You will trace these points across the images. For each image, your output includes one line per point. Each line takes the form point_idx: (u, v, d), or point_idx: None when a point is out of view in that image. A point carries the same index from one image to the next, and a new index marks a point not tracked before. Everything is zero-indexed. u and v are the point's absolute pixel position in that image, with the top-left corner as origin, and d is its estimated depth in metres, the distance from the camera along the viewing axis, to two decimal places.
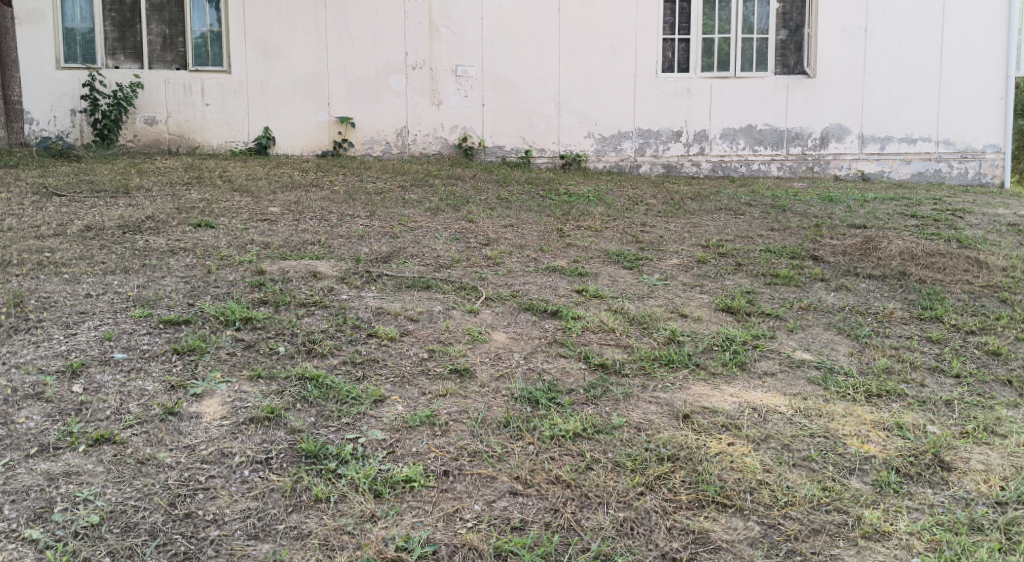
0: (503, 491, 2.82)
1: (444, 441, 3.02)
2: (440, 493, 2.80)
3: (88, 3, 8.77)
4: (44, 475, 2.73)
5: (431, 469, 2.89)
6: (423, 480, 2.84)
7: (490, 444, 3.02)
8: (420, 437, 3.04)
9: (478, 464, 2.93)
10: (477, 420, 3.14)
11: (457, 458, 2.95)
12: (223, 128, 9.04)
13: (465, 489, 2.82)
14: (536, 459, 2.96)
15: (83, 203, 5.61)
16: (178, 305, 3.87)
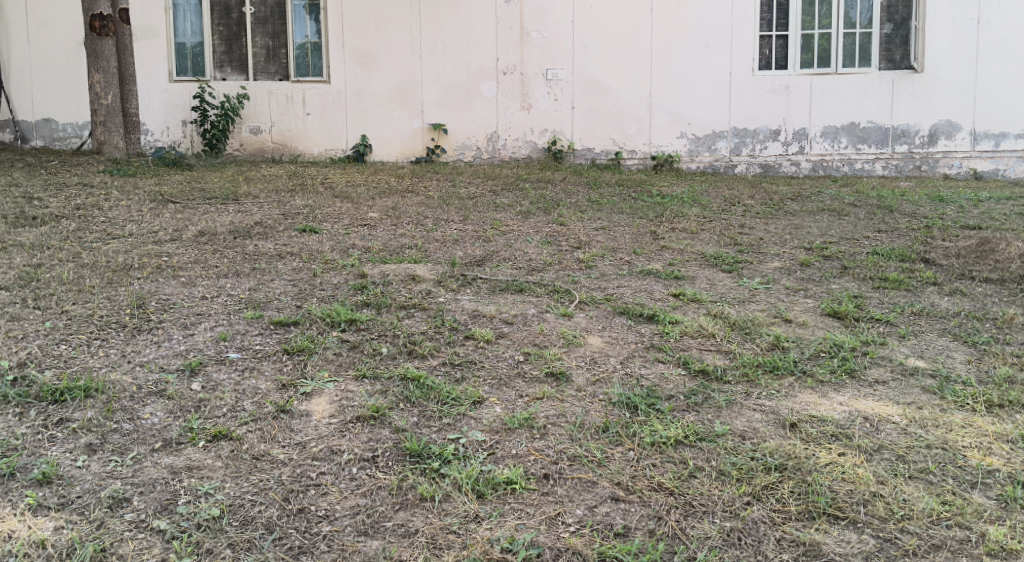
0: (605, 496, 2.82)
1: (543, 444, 3.05)
2: (542, 496, 2.82)
3: (198, 17, 9.14)
4: (168, 469, 2.83)
5: (532, 472, 2.92)
6: (524, 483, 2.87)
7: (590, 449, 3.03)
8: (520, 439, 3.07)
9: (579, 468, 2.94)
10: (575, 425, 3.16)
11: (558, 461, 2.97)
12: (323, 136, 9.29)
13: (566, 493, 2.84)
14: (638, 466, 2.95)
15: (195, 209, 5.85)
16: (286, 308, 4.00)
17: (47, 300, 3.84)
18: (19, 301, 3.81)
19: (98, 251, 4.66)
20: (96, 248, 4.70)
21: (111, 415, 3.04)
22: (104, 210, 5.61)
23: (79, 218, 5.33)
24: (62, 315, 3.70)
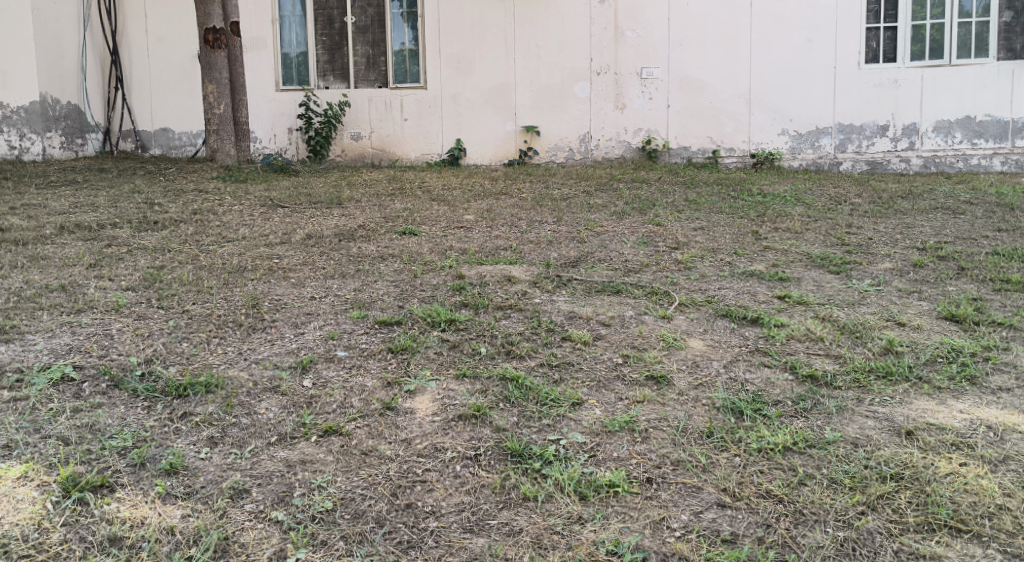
0: (711, 502, 2.80)
1: (645, 447, 3.04)
2: (645, 500, 2.82)
3: (303, 28, 9.42)
4: (284, 462, 2.93)
5: (635, 475, 2.92)
6: (627, 486, 2.86)
7: (694, 454, 3.01)
8: (621, 442, 3.07)
9: (683, 473, 2.92)
10: (678, 429, 3.14)
11: (660, 465, 2.96)
12: (420, 141, 9.46)
13: (671, 497, 2.82)
14: (745, 472, 2.91)
15: (302, 213, 6.04)
16: (389, 308, 4.09)
17: (169, 301, 4.02)
18: (145, 301, 4.00)
19: (213, 254, 4.86)
20: (212, 251, 4.90)
21: (230, 409, 3.16)
22: (218, 215, 5.84)
23: (196, 222, 5.57)
24: (184, 315, 3.87)
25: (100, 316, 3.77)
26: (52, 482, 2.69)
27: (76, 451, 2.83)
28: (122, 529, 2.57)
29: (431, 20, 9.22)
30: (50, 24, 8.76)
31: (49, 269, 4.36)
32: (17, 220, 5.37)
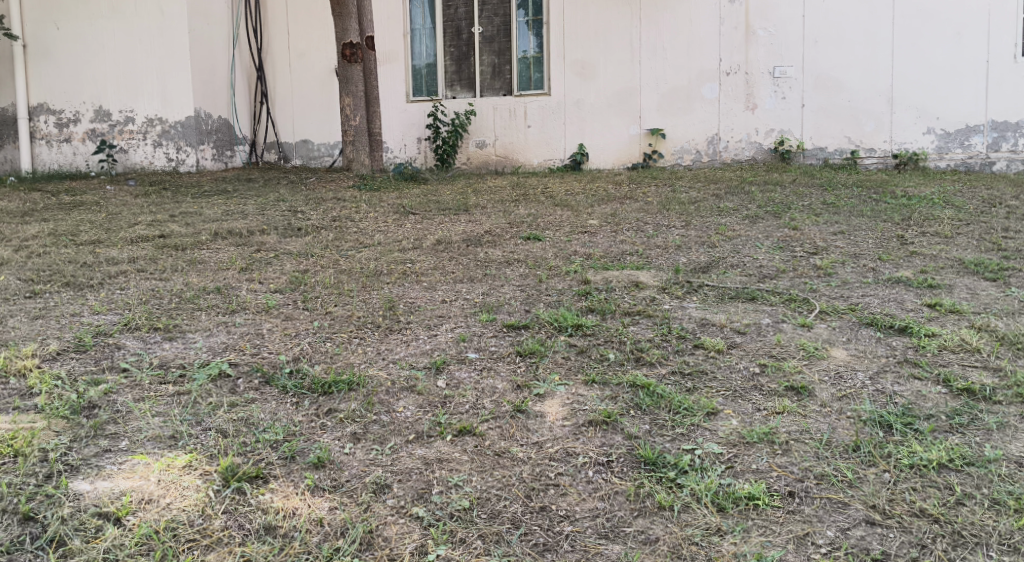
0: (859, 519, 2.73)
1: (786, 460, 2.97)
2: (788, 514, 2.76)
3: (433, 40, 9.65)
4: (421, 460, 2.99)
5: (775, 488, 2.86)
6: (768, 499, 2.81)
7: (839, 468, 2.92)
8: (760, 454, 3.01)
9: (828, 487, 2.85)
10: (822, 442, 3.05)
11: (803, 478, 2.89)
12: (542, 147, 9.54)
13: (815, 512, 2.76)
14: (895, 489, 2.82)
15: (432, 220, 6.17)
16: (517, 312, 4.13)
17: (314, 302, 4.20)
18: (291, 303, 4.19)
19: (352, 258, 5.04)
20: (351, 256, 5.08)
21: (371, 407, 3.27)
22: (355, 221, 6.05)
23: (335, 229, 5.78)
24: (327, 316, 4.03)
25: (252, 316, 3.97)
26: (213, 472, 2.84)
27: (233, 443, 2.98)
28: (275, 518, 2.70)
29: (557, 27, 9.27)
30: (205, 43, 9.31)
31: (205, 272, 4.63)
32: (176, 227, 5.72)
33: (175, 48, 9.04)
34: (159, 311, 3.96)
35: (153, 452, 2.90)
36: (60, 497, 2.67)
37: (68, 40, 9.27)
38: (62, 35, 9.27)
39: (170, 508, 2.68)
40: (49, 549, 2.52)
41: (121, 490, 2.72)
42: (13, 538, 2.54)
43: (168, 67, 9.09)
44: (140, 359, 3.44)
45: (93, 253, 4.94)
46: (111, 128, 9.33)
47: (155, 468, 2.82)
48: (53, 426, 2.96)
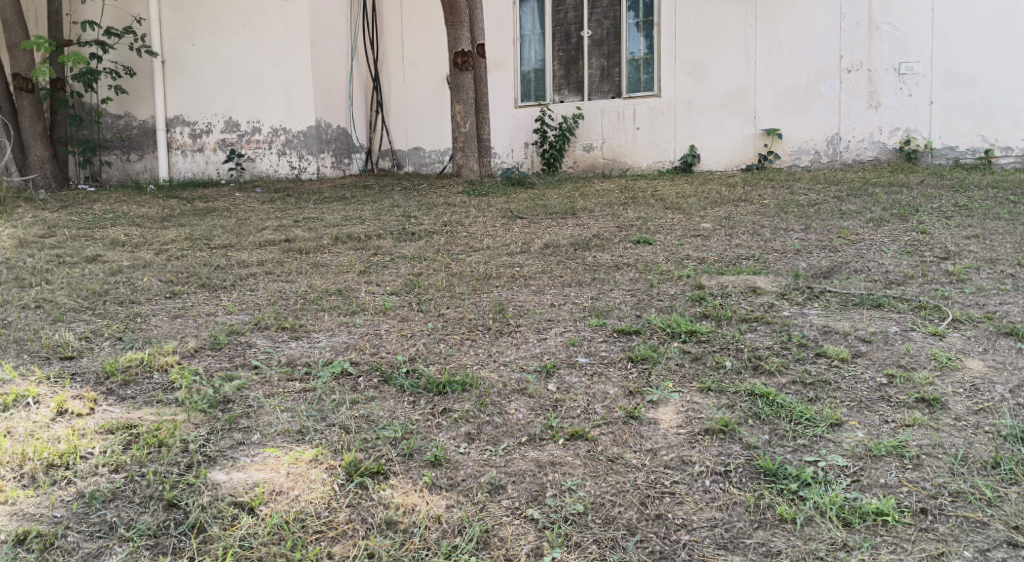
0: (999, 540, 2.67)
1: (917, 475, 2.90)
2: (920, 532, 2.71)
3: (542, 45, 9.73)
4: (535, 462, 3.02)
5: (906, 504, 2.80)
6: (898, 516, 2.76)
7: (976, 486, 2.84)
8: (889, 468, 2.93)
9: (964, 506, 2.78)
10: (957, 457, 2.96)
11: (937, 495, 2.82)
12: (651, 149, 9.47)
13: (950, 531, 2.71)
14: None
15: (540, 224, 6.21)
16: (628, 317, 4.05)
17: (428, 305, 4.30)
18: (407, 305, 4.30)
19: (463, 262, 5.11)
20: (461, 260, 5.16)
21: (484, 407, 3.30)
22: (466, 226, 6.14)
23: (446, 233, 5.88)
24: (440, 318, 4.10)
25: (371, 317, 4.09)
26: (337, 466, 2.95)
27: (355, 439, 3.09)
28: (396, 513, 2.78)
29: (669, 28, 9.19)
30: (328, 56, 9.66)
31: (327, 275, 4.80)
32: (299, 232, 5.93)
33: (301, 62, 9.43)
34: (286, 311, 4.13)
35: (282, 445, 3.03)
36: (200, 486, 2.81)
37: (201, 54, 9.63)
38: (197, 50, 9.63)
39: (298, 500, 2.80)
40: (191, 535, 2.67)
41: (254, 481, 2.86)
42: (159, 523, 2.69)
43: (292, 84, 9.49)
44: (269, 357, 3.60)
45: (226, 256, 5.18)
46: (239, 139, 9.71)
47: (284, 460, 2.95)
48: (193, 419, 3.13)
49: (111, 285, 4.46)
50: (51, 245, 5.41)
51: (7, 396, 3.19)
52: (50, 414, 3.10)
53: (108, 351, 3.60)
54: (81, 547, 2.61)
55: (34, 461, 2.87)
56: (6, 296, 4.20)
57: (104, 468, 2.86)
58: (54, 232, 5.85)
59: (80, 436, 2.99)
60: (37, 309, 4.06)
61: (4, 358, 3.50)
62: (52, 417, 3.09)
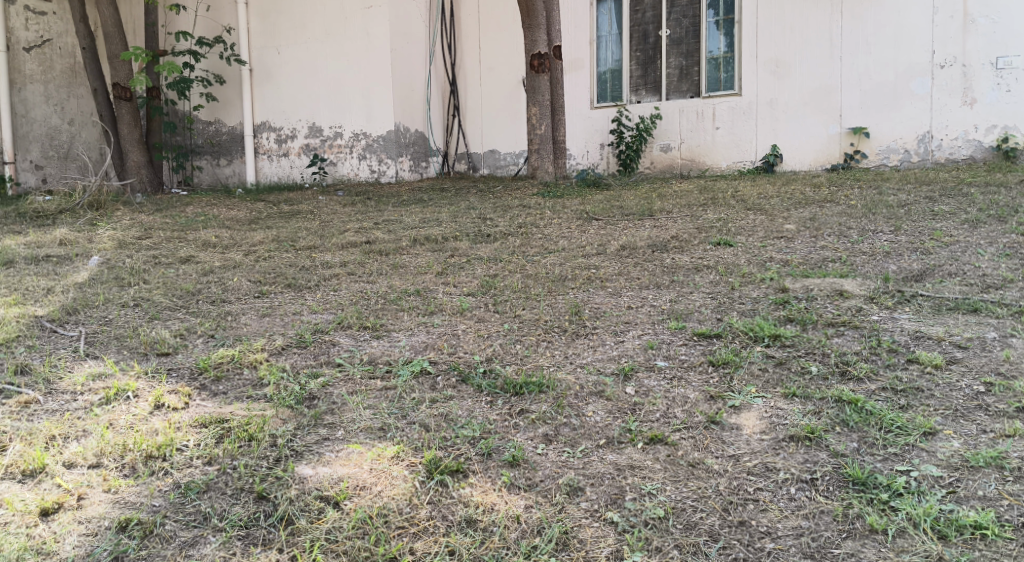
0: None
1: (1018, 488, 2.82)
2: (1021, 548, 2.65)
3: (619, 45, 9.71)
4: (613, 465, 3.03)
5: (1006, 518, 2.74)
6: (998, 529, 2.70)
7: None
8: (987, 480, 2.87)
9: None
10: None
11: None
12: (731, 149, 9.31)
13: None
14: None
15: (617, 225, 6.19)
16: (708, 320, 3.99)
17: (504, 306, 4.32)
18: (484, 306, 4.34)
19: (538, 264, 5.12)
20: (537, 261, 5.18)
21: (561, 409, 3.31)
22: (541, 228, 6.16)
23: (522, 235, 5.91)
24: (516, 319, 4.12)
25: (449, 318, 4.15)
26: (418, 464, 3.00)
27: (435, 437, 3.13)
28: (476, 512, 2.82)
29: (749, 25, 9.03)
30: (407, 62, 9.76)
31: (406, 276, 4.88)
32: (379, 234, 6.05)
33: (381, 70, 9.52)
34: (368, 311, 4.22)
35: (365, 442, 3.10)
36: (288, 480, 2.90)
37: (287, 62, 9.95)
38: (282, 59, 9.96)
39: (381, 495, 2.86)
40: (279, 527, 2.75)
41: (339, 476, 2.93)
42: (249, 514, 2.78)
43: (371, 88, 9.61)
44: (352, 355, 3.68)
45: (310, 258, 5.31)
46: (322, 143, 9.98)
47: (367, 457, 3.01)
48: (281, 414, 3.22)
49: (204, 285, 4.62)
50: (147, 246, 5.62)
51: (108, 390, 3.32)
52: (149, 408, 3.23)
53: (201, 348, 3.73)
54: (178, 536, 2.71)
55: (134, 451, 2.99)
56: (107, 295, 4.37)
57: (199, 460, 2.97)
58: (150, 234, 6.08)
59: (176, 429, 3.10)
60: (135, 307, 4.23)
61: (105, 353, 3.66)
62: (150, 411, 3.21)
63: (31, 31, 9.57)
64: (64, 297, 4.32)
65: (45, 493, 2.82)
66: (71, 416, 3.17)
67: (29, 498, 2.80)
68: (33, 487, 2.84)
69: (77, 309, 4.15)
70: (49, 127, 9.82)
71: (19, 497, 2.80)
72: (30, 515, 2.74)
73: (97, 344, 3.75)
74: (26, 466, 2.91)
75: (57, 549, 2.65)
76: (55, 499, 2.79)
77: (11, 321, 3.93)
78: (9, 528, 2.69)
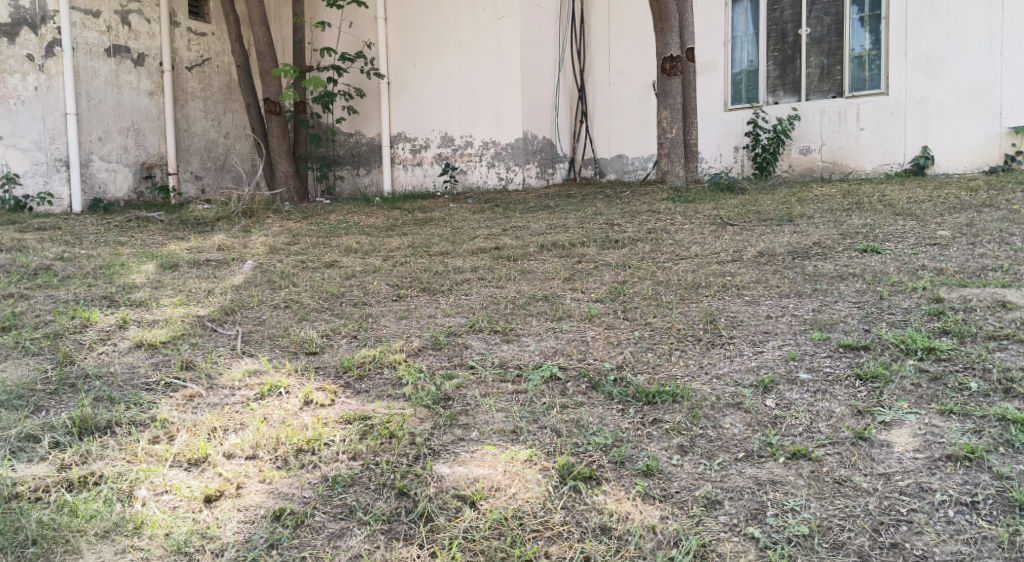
0: None
1: None
2: None
3: (755, 46, 9.37)
4: (753, 479, 2.90)
5: None
6: None
7: None
8: None
9: None
10: None
11: None
12: (877, 151, 8.80)
13: None
14: None
15: (753, 231, 6.00)
16: (855, 331, 3.79)
17: (634, 313, 4.23)
18: (613, 312, 4.25)
19: (670, 270, 5.01)
20: (668, 268, 5.05)
21: (697, 420, 3.19)
22: (672, 233, 6.04)
23: (652, 241, 5.80)
24: (648, 327, 4.02)
25: (577, 324, 4.09)
26: (551, 468, 2.95)
27: (567, 443, 3.08)
28: (610, 519, 2.76)
29: (898, 22, 8.54)
30: (536, 69, 9.77)
31: (535, 282, 4.85)
32: (508, 240, 6.05)
33: (509, 77, 9.55)
34: (498, 315, 4.20)
35: (499, 443, 3.07)
36: (427, 477, 2.90)
37: (424, 75, 10.12)
38: (418, 70, 10.16)
39: (516, 498, 2.83)
40: (419, 523, 2.75)
41: (475, 476, 2.91)
42: (391, 510, 2.80)
43: (502, 98, 9.64)
44: (484, 358, 3.67)
45: (443, 263, 5.36)
46: (453, 152, 10.11)
47: (501, 458, 2.98)
48: (418, 413, 3.23)
49: (346, 288, 4.71)
50: (295, 252, 5.81)
51: (263, 385, 3.41)
52: (299, 404, 3.30)
53: (346, 348, 3.79)
54: (326, 527, 2.75)
55: (287, 445, 3.05)
56: (260, 296, 4.53)
57: (344, 455, 3.01)
58: (297, 240, 6.27)
59: (324, 425, 3.15)
60: (286, 308, 4.35)
61: (260, 351, 3.77)
62: (300, 407, 3.28)
63: (193, 51, 10.06)
64: (222, 298, 4.49)
65: (209, 481, 2.90)
66: (230, 410, 3.26)
67: (195, 485, 2.88)
68: (199, 474, 2.93)
69: (234, 309, 4.30)
70: (207, 140, 10.31)
71: (186, 484, 2.88)
72: (195, 501, 2.82)
73: (252, 342, 3.87)
74: (192, 455, 3.00)
75: (219, 535, 2.71)
76: (217, 487, 2.87)
77: (176, 320, 4.09)
78: (178, 513, 2.78)
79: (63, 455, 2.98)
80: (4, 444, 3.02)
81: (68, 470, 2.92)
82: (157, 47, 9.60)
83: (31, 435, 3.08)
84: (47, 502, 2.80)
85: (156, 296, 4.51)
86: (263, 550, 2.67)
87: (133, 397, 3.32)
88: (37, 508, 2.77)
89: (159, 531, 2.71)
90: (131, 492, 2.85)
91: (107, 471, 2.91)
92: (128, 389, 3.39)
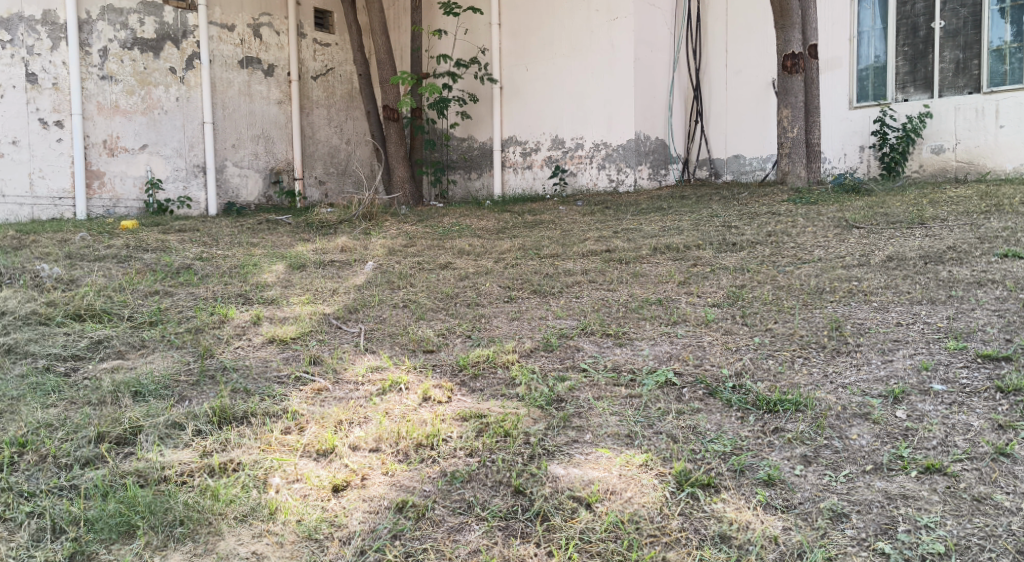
0: None
1: None
2: None
3: (883, 41, 9.03)
4: (883, 493, 2.76)
5: None
6: None
7: None
8: None
9: None
10: None
11: None
12: (1019, 149, 8.23)
13: None
14: None
15: (882, 234, 5.75)
16: (995, 341, 3.57)
17: (754, 318, 4.09)
18: (731, 318, 4.13)
19: (791, 275, 4.84)
20: (790, 273, 4.88)
21: (822, 430, 3.06)
22: (793, 236, 5.85)
23: (772, 244, 5.64)
24: (768, 333, 3.89)
25: (693, 329, 3.99)
26: (668, 474, 2.88)
27: (684, 449, 3.00)
28: (730, 528, 2.67)
29: None
30: (650, 70, 9.64)
31: (648, 285, 4.77)
32: (620, 242, 5.98)
33: (623, 80, 9.44)
34: (610, 318, 4.15)
35: (614, 447, 3.02)
36: (542, 477, 2.87)
37: (538, 78, 10.12)
38: (532, 74, 10.16)
39: (632, 502, 2.77)
40: (536, 522, 2.73)
41: (590, 478, 2.87)
42: (509, 507, 2.79)
43: (614, 101, 9.54)
44: (596, 361, 3.62)
45: (554, 265, 5.33)
46: (563, 155, 10.09)
47: (616, 462, 2.93)
48: (533, 413, 3.21)
49: (461, 289, 4.75)
50: (412, 253, 5.88)
51: (384, 381, 3.46)
52: (417, 400, 3.33)
53: (461, 347, 3.80)
54: (446, 521, 2.75)
55: (407, 439, 3.06)
56: (380, 296, 4.59)
57: (462, 451, 3.01)
58: (414, 241, 6.35)
59: (441, 421, 3.17)
60: (404, 308, 4.40)
61: (381, 348, 3.81)
62: (419, 403, 3.31)
63: (318, 61, 10.34)
64: (346, 297, 4.58)
65: (336, 471, 2.94)
66: (354, 404, 3.31)
67: (323, 475, 2.93)
68: (327, 464, 2.98)
69: (356, 309, 4.37)
70: (330, 146, 10.57)
71: (315, 473, 2.93)
72: (324, 490, 2.87)
73: (374, 340, 3.92)
74: (320, 446, 3.05)
75: (346, 523, 2.75)
76: (343, 477, 2.91)
77: (305, 318, 4.19)
78: (308, 501, 2.82)
79: (204, 442, 3.08)
80: (153, 431, 3.13)
81: (209, 456, 3.01)
82: (286, 56, 9.91)
83: (175, 423, 3.19)
84: (192, 485, 2.89)
85: (286, 295, 4.63)
86: (387, 541, 2.69)
87: (266, 389, 3.41)
88: (182, 491, 2.86)
89: (291, 518, 2.76)
90: (265, 480, 2.91)
91: (244, 459, 2.98)
92: (261, 382, 3.48)
